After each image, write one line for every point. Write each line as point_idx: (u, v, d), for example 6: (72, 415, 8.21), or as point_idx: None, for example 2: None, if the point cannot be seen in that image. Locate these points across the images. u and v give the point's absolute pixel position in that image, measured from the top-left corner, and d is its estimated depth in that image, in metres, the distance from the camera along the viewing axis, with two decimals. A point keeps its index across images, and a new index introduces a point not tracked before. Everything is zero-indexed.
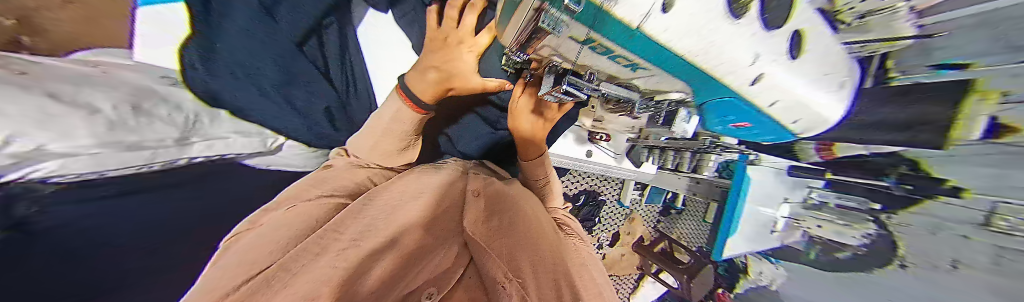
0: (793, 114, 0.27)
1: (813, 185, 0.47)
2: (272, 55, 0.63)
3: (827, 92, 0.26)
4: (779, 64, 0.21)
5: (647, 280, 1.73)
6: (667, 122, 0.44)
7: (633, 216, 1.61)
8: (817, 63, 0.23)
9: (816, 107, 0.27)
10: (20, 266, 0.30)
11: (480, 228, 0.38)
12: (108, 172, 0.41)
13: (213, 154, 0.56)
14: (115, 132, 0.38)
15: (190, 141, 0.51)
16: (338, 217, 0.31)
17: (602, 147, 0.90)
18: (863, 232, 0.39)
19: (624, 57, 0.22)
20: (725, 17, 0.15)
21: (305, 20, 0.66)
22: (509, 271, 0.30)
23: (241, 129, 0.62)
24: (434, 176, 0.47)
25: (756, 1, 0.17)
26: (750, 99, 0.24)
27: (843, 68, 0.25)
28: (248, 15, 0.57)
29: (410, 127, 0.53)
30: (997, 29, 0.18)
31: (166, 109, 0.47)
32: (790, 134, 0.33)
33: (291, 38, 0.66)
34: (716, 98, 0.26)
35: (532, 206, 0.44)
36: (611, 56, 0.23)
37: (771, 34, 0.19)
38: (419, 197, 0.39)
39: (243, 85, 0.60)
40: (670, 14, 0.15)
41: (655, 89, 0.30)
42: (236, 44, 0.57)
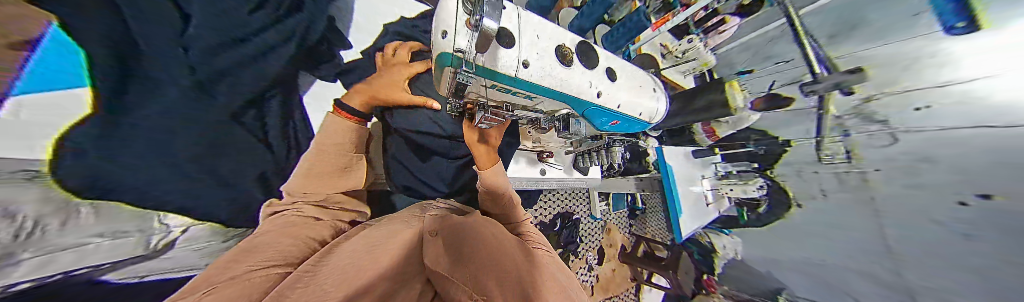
0: (631, 110, 0.45)
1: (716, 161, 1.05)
2: (201, 125, 0.59)
3: (639, 99, 0.45)
4: (604, 85, 0.39)
5: (645, 289, 1.74)
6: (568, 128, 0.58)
7: (609, 227, 1.72)
8: (621, 85, 0.42)
9: (639, 106, 0.45)
10: None
11: (445, 260, 0.33)
12: None
13: (49, 274, 0.37)
14: None
15: (16, 258, 0.33)
16: (285, 284, 0.25)
17: (551, 164, 1.05)
18: (758, 184, 0.92)
19: (519, 92, 0.34)
20: (557, 64, 0.33)
21: (246, 92, 0.67)
22: (480, 286, 0.27)
23: (116, 228, 0.45)
24: (394, 229, 0.46)
25: (574, 60, 0.35)
26: (603, 106, 0.40)
27: (636, 85, 0.45)
28: (182, 93, 0.56)
29: (348, 140, 0.57)
30: (853, 22, 0.64)
31: (24, 209, 0.34)
32: (645, 123, 0.51)
33: (224, 112, 0.63)
34: (587, 111, 0.41)
35: (496, 234, 0.45)
36: (513, 96, 0.37)
37: (591, 70, 0.37)
38: (378, 246, 0.37)
39: (152, 162, 0.50)
40: (527, 67, 0.30)
41: (553, 111, 0.45)
42: (161, 108, 0.53)
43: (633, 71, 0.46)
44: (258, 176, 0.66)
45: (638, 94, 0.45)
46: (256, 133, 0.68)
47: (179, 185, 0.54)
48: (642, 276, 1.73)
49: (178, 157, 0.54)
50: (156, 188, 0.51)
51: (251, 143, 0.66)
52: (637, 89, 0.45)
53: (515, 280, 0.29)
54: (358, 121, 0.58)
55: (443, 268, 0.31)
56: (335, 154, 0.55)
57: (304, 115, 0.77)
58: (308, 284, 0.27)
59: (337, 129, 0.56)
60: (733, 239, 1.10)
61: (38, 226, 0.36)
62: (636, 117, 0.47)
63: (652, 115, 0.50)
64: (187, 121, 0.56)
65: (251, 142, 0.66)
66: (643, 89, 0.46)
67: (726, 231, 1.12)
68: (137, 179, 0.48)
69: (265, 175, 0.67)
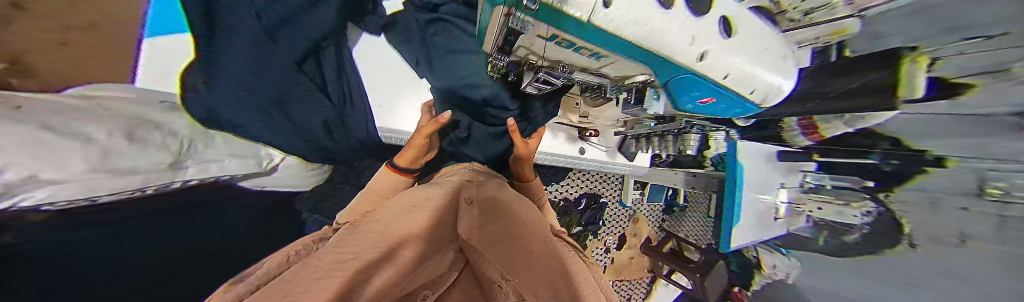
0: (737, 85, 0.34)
1: (807, 168, 0.66)
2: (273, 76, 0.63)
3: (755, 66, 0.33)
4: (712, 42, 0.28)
5: (660, 284, 1.68)
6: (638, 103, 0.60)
7: (637, 217, 1.60)
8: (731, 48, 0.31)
9: (756, 79, 0.34)
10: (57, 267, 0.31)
11: (474, 233, 0.34)
12: (108, 197, 0.38)
13: (206, 177, 0.54)
14: (111, 159, 0.37)
15: (183, 164, 0.49)
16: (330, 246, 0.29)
17: (593, 143, 0.99)
18: (863, 210, 0.55)
19: (586, 47, 0.31)
20: (656, 8, 0.23)
21: (300, 43, 0.67)
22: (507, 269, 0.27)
23: (235, 151, 0.60)
24: (429, 191, 0.48)
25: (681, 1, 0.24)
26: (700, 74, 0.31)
27: (762, 52, 0.33)
28: (248, 41, 0.57)
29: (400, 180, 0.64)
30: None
31: (159, 135, 0.46)
32: (753, 105, 0.39)
33: (290, 57, 0.66)
34: (676, 77, 0.33)
35: (528, 217, 0.42)
36: (575, 52, 0.35)
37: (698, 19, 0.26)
38: (413, 210, 0.39)
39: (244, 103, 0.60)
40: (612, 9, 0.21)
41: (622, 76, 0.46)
42: (238, 52, 0.56)
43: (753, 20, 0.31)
44: (321, 121, 0.75)
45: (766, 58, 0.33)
46: (316, 80, 0.74)
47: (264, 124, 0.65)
48: (661, 271, 1.64)
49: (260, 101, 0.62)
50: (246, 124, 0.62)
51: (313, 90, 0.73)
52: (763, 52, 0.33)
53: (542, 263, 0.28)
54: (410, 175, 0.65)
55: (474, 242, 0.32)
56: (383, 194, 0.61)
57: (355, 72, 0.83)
58: (355, 240, 0.31)
59: (390, 174, 0.63)
60: (790, 262, 0.70)
61: (189, 145, 0.51)
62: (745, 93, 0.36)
63: (769, 91, 0.37)
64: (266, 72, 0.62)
65: (311, 93, 0.72)
66: (766, 48, 0.33)
67: (787, 255, 0.77)
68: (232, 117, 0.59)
69: (327, 122, 0.76)
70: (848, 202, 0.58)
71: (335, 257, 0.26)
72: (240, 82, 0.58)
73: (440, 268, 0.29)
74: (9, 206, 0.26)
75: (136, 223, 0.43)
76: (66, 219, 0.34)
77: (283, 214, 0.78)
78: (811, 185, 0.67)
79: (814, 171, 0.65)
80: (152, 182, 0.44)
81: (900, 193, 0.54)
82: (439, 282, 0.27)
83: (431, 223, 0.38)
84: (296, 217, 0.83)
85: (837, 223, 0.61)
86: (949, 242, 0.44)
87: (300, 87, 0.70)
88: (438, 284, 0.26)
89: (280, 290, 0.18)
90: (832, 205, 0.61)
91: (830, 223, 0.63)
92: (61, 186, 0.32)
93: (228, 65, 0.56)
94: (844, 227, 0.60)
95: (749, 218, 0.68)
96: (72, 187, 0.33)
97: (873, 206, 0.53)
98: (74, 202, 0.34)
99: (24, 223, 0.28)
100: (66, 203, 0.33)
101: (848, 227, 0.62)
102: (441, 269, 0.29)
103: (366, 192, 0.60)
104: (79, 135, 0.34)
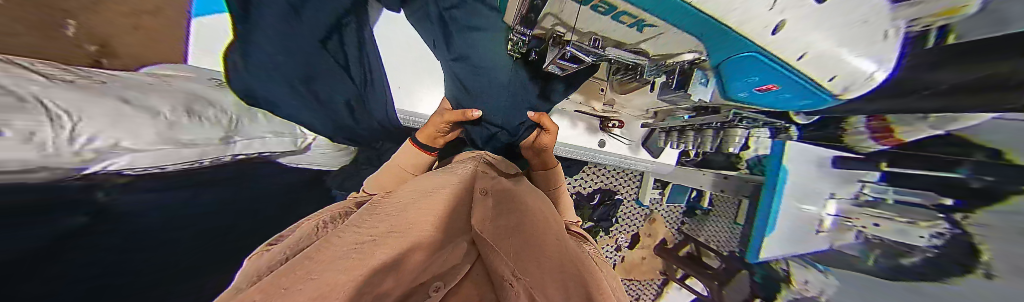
0: (808, 67, 0.32)
1: (867, 179, 0.63)
2: (303, 52, 0.69)
3: (844, 51, 0.30)
4: (801, 12, 0.25)
5: (673, 287, 1.62)
6: (679, 87, 0.53)
7: (653, 217, 1.51)
8: (818, 23, 0.26)
9: (840, 63, 0.31)
10: (130, 222, 0.37)
11: (487, 226, 0.33)
12: (168, 167, 0.42)
13: (251, 152, 0.58)
14: (174, 131, 0.42)
15: (233, 140, 0.54)
16: (356, 222, 0.31)
17: (614, 136, 0.93)
18: (932, 231, 0.52)
19: (627, 12, 0.33)
20: None
21: (325, 19, 0.71)
22: (520, 268, 0.24)
23: (276, 129, 0.65)
24: (444, 179, 0.48)
25: None
26: (768, 50, 0.30)
27: (854, 32, 0.28)
28: (278, 19, 0.64)
29: (425, 161, 0.66)
30: None
31: (212, 111, 0.52)
32: (829, 96, 0.39)
33: (313, 36, 0.70)
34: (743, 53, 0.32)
35: (541, 217, 0.41)
36: (616, 21, 0.38)
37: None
38: (429, 196, 0.41)
39: (276, 80, 0.66)
40: None
41: (665, 53, 0.48)
42: (270, 32, 0.64)
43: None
44: (345, 102, 0.77)
45: (845, 42, 0.28)
46: (339, 58, 0.77)
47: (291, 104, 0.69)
48: (675, 274, 1.56)
49: (289, 76, 0.68)
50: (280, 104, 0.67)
51: (335, 68, 0.76)
52: (852, 31, 0.27)
53: (557, 270, 0.26)
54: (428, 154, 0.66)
55: (487, 235, 0.30)
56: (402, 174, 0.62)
57: (375, 49, 0.84)
58: (371, 223, 0.31)
59: (409, 153, 0.64)
60: (824, 278, 0.74)
61: (237, 121, 0.56)
62: (821, 80, 0.34)
63: (853, 80, 0.35)
64: (296, 48, 0.68)
65: (334, 69, 0.75)
66: (869, 25, 0.27)
67: (821, 268, 0.75)
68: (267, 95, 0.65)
69: (349, 102, 0.78)
70: (915, 221, 0.55)
71: (353, 239, 0.26)
72: (274, 61, 0.65)
73: (454, 257, 0.27)
74: (99, 170, 0.32)
75: (196, 190, 0.49)
76: (147, 182, 0.40)
77: (314, 190, 0.86)
78: (870, 197, 0.64)
79: (877, 183, 0.62)
80: (208, 155, 0.48)
81: (994, 213, 0.41)
82: (451, 273, 0.24)
83: (446, 209, 0.37)
84: (325, 193, 0.91)
85: (897, 242, 0.59)
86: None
87: (325, 66, 0.74)
88: (449, 275, 0.24)
89: (299, 269, 0.19)
90: (893, 222, 0.60)
91: (886, 241, 0.62)
92: (141, 154, 0.37)
93: (265, 45, 0.64)
94: (906, 247, 0.57)
95: (786, 226, 0.69)
96: (150, 156, 0.38)
97: (946, 227, 0.49)
98: (144, 169, 0.39)
99: (110, 184, 0.34)
100: (144, 170, 0.38)
101: (907, 244, 0.58)
102: (455, 259, 0.27)
103: (387, 167, 0.63)
104: (148, 110, 0.40)
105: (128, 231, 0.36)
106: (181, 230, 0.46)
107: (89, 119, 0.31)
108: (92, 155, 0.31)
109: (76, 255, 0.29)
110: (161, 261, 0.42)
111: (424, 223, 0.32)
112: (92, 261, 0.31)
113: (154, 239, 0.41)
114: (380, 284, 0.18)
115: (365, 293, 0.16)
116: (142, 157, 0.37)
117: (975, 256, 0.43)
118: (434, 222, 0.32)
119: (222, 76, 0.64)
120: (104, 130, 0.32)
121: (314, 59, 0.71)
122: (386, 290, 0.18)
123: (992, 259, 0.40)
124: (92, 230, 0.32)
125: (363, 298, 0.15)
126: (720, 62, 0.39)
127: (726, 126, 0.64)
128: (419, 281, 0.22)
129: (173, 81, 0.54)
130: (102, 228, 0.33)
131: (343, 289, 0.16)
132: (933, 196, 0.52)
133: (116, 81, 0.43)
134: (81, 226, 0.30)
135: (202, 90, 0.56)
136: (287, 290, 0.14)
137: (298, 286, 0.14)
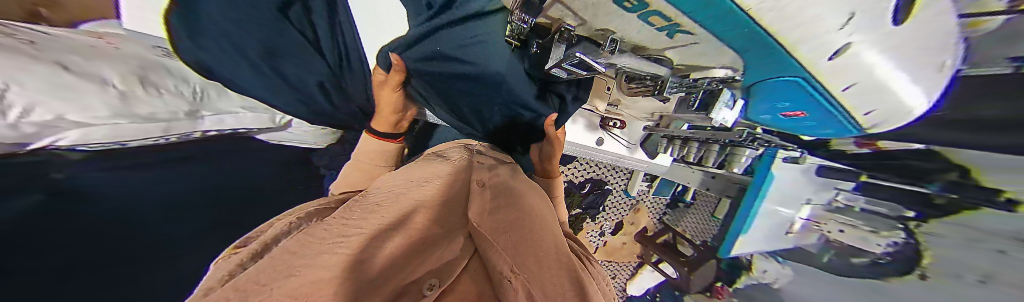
0: (850, 98, 0.32)
1: (841, 187, 0.71)
2: (258, 26, 0.57)
3: (907, 69, 0.26)
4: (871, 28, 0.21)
5: (646, 269, 1.63)
6: (701, 108, 0.53)
7: (639, 207, 1.52)
8: (905, 52, 0.24)
9: (886, 94, 0.29)
10: (65, 210, 0.31)
11: (486, 220, 0.28)
12: (129, 143, 0.41)
13: (224, 128, 0.55)
14: (128, 103, 0.40)
15: (201, 115, 0.51)
16: (342, 208, 0.28)
17: (614, 135, 0.89)
18: (889, 240, 0.64)
19: (660, 9, 0.27)
20: None
21: None
22: (518, 264, 0.21)
23: (248, 105, 0.61)
24: (439, 166, 0.45)
25: None
26: (821, 80, 0.29)
27: (933, 45, 0.23)
28: None
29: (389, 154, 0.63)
30: None
31: (172, 81, 0.48)
32: (854, 122, 0.37)
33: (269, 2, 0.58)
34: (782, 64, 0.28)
35: (542, 219, 0.38)
36: (644, 22, 0.33)
37: None
38: (422, 185, 0.36)
39: (232, 58, 0.56)
40: None
41: (692, 64, 0.44)
42: None
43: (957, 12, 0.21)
44: (318, 84, 0.69)
45: (915, 62, 0.25)
46: (305, 33, 0.65)
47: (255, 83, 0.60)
48: (649, 258, 1.59)
49: (246, 52, 0.57)
50: (239, 81, 0.58)
51: (303, 48, 0.65)
52: (924, 54, 0.24)
53: (564, 267, 0.25)
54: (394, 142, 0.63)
55: (485, 229, 0.26)
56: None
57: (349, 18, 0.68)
58: (362, 212, 0.26)
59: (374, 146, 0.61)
60: (784, 270, 0.90)
61: (202, 94, 0.53)
62: (865, 96, 0.31)
63: (888, 116, 0.34)
64: (250, 16, 0.56)
65: (304, 47, 0.65)
66: (939, 61, 0.25)
67: (779, 260, 0.91)
68: (225, 74, 0.57)
69: (324, 84, 0.70)
70: (877, 230, 0.66)
71: (335, 230, 0.20)
72: (223, 32, 0.54)
73: (448, 253, 0.20)
74: (44, 146, 0.32)
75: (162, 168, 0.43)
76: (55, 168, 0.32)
77: None
78: (841, 204, 0.74)
79: (851, 191, 0.69)
80: (173, 131, 0.46)
81: (948, 224, 0.53)
82: (447, 271, 0.17)
83: (443, 197, 0.33)
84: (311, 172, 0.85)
85: (854, 246, 0.71)
86: (982, 282, 0.46)
87: (293, 41, 0.63)
88: (445, 270, 0.17)
89: (278, 264, 0.13)
90: (859, 231, 0.70)
91: (846, 245, 0.73)
92: (92, 129, 0.36)
93: (215, 15, 0.54)
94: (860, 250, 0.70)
95: (762, 228, 0.73)
96: (104, 130, 0.37)
97: (902, 237, 0.61)
98: (100, 145, 0.38)
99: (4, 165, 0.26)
100: (102, 146, 0.38)
101: (863, 248, 0.70)
102: (450, 255, 0.20)
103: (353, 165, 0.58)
104: (92, 79, 0.37)
105: (80, 203, 0.33)
106: (149, 215, 0.41)
107: (26, 89, 0.29)
108: (32, 130, 0.29)
109: (21, 245, 0.25)
110: (130, 250, 0.37)
111: (417, 214, 0.26)
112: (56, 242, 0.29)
113: (130, 217, 0.38)
114: (377, 261, 0.14)
115: (367, 262, 0.14)
116: (96, 131, 0.37)
117: (918, 261, 0.57)
118: (428, 214, 0.27)
119: (169, 43, 0.53)
120: (44, 102, 0.30)
121: (268, 37, 0.59)
122: (381, 272, 0.13)
123: (930, 264, 0.55)
124: (51, 206, 0.29)
125: (364, 273, 0.12)
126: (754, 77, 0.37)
127: (734, 142, 0.70)
128: (409, 279, 0.15)
129: (123, 46, 0.48)
130: (45, 216, 0.28)
131: (339, 267, 0.12)
132: (898, 209, 0.62)
133: (48, 41, 0.37)
134: (10, 215, 0.25)
135: (153, 60, 0.49)
136: (299, 271, 0.11)
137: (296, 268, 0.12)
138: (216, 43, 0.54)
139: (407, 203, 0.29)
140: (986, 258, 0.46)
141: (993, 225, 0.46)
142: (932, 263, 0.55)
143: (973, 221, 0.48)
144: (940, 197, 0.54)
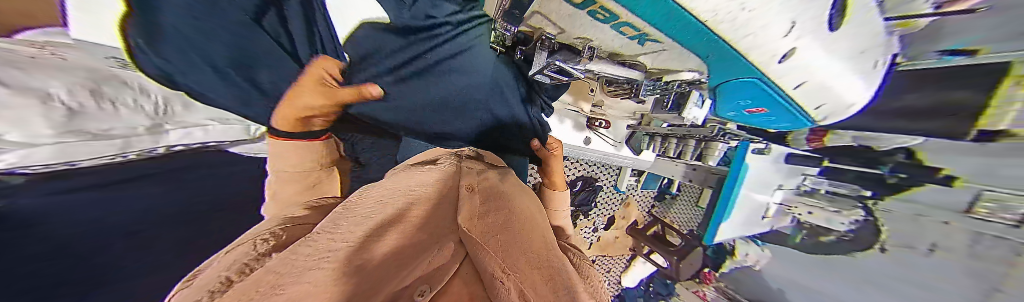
0: (802, 98, 0.35)
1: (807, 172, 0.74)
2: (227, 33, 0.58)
3: (843, 68, 0.30)
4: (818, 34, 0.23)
5: (639, 261, 1.64)
6: (673, 108, 0.59)
7: (629, 201, 1.55)
8: (841, 53, 0.27)
9: (829, 91, 0.33)
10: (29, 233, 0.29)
11: (477, 223, 0.29)
12: (81, 163, 0.40)
13: (193, 142, 0.56)
14: (75, 121, 0.40)
15: (164, 128, 0.52)
16: (327, 221, 0.27)
17: (600, 133, 0.92)
18: (853, 218, 0.71)
19: (632, 17, 0.29)
20: None
21: None
22: (510, 264, 0.22)
23: (218, 116, 0.61)
24: (427, 174, 0.45)
25: None
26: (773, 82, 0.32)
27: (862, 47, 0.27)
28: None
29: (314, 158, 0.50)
30: None
31: (127, 95, 0.48)
32: (806, 118, 0.42)
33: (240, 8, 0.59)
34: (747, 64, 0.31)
35: (530, 218, 0.39)
36: (616, 32, 0.35)
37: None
38: (409, 194, 0.36)
39: (197, 66, 0.56)
40: None
41: (664, 68, 0.46)
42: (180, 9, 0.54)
43: (872, 19, 0.25)
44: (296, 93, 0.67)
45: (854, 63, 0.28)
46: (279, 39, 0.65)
47: (218, 91, 0.59)
48: (641, 249, 1.60)
49: (218, 66, 0.58)
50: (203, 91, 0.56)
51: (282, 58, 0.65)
52: (856, 56, 0.28)
53: (554, 266, 0.26)
54: (320, 140, 0.52)
55: (475, 233, 0.26)
56: (307, 177, 0.49)
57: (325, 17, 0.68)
58: (349, 223, 0.26)
59: (288, 149, 0.49)
60: (762, 252, 0.99)
61: (166, 107, 0.53)
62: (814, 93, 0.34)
63: (834, 109, 0.39)
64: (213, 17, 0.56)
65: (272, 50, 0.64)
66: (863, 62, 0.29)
67: (759, 243, 1.01)
68: (192, 84, 0.57)
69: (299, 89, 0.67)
70: (840, 210, 0.73)
71: (324, 244, 0.20)
72: (187, 42, 0.55)
73: (440, 258, 0.20)
74: None
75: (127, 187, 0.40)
76: None
77: None
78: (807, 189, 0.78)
79: (817, 176, 0.74)
80: (132, 148, 0.46)
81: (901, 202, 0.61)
82: (440, 272, 0.18)
83: (432, 204, 0.33)
84: None
85: (821, 226, 0.79)
86: (928, 252, 0.56)
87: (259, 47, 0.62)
88: (439, 274, 0.18)
89: (273, 276, 0.13)
90: (823, 211, 0.76)
91: (814, 226, 0.81)
92: (37, 150, 0.36)
93: (174, 23, 0.53)
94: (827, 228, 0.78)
95: (739, 215, 0.78)
96: (46, 151, 0.36)
97: (863, 215, 0.69)
98: (47, 165, 0.37)
99: None
100: (55, 166, 0.37)
101: (828, 228, 0.78)
102: (442, 260, 0.20)
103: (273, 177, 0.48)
104: (37, 95, 0.36)
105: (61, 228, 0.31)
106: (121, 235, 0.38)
107: None
108: None
109: None
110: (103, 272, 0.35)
111: (406, 222, 0.26)
112: (50, 258, 0.31)
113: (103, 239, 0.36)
114: (371, 269, 0.15)
115: (362, 271, 0.14)
116: (40, 151, 0.36)
117: (878, 235, 0.66)
118: (417, 222, 0.27)
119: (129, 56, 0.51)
120: None
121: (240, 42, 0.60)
122: (375, 277, 0.14)
123: (888, 237, 0.64)
124: None
125: (364, 280, 0.13)
126: (721, 82, 0.40)
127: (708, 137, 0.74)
128: (403, 284, 0.15)
129: (68, 56, 0.44)
130: None
131: (339, 273, 0.13)
132: (856, 189, 0.70)
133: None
134: None
135: (104, 71, 0.47)
136: (298, 280, 0.11)
137: (295, 277, 0.12)
138: (186, 54, 0.54)
139: (395, 213, 0.28)
140: (936, 231, 0.55)
141: (942, 200, 0.53)
142: (890, 236, 0.64)
143: (913, 198, 0.59)
144: (893, 177, 0.62)
